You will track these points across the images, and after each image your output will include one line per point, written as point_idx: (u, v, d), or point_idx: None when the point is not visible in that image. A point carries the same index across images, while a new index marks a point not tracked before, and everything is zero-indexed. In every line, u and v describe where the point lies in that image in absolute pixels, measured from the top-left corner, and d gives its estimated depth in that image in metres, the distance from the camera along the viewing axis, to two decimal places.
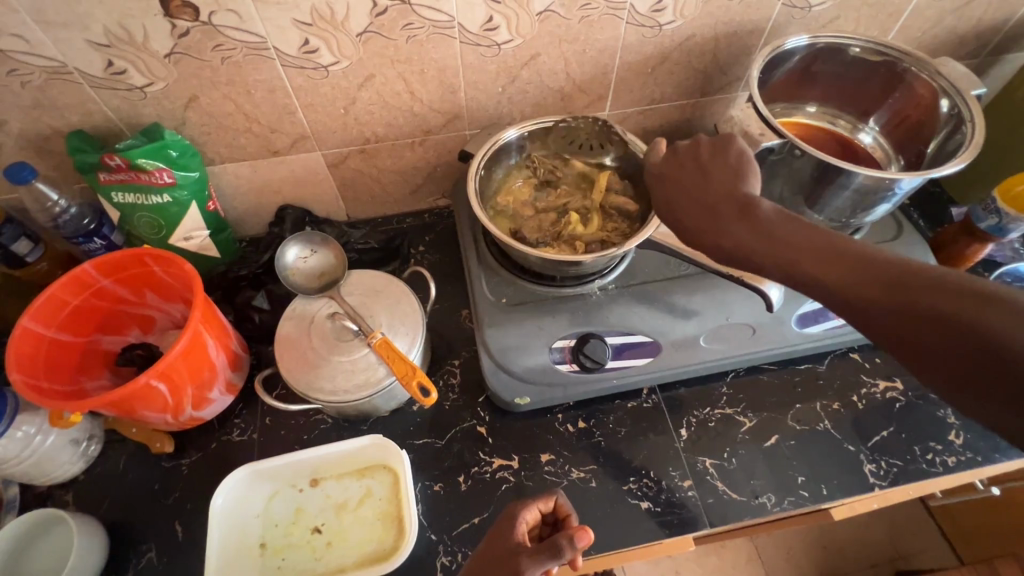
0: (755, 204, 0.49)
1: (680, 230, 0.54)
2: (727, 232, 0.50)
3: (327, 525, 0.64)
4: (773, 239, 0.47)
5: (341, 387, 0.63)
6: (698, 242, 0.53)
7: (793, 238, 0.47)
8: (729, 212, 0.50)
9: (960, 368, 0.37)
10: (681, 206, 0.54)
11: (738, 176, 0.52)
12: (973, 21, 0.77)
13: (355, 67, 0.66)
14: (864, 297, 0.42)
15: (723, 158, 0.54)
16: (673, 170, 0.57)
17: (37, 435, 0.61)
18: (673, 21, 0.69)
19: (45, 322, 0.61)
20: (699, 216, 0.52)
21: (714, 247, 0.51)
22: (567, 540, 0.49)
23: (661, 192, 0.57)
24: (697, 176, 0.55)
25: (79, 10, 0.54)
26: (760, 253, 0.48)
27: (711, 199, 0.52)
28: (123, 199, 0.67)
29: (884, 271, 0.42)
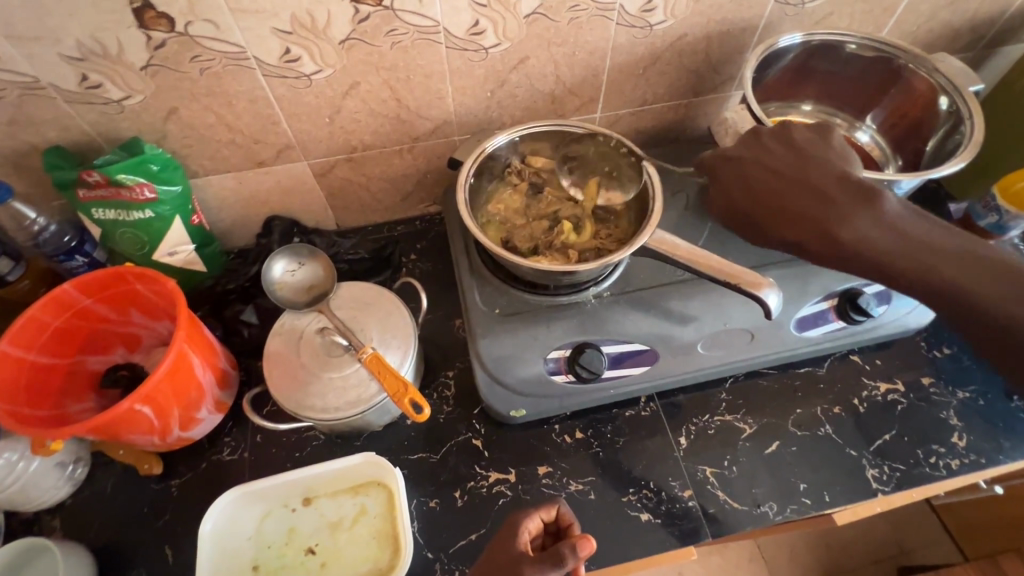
0: (880, 197, 0.56)
1: (785, 214, 0.59)
2: (855, 220, 0.56)
3: (321, 545, 0.63)
4: (903, 229, 0.55)
5: (332, 405, 0.62)
6: (801, 225, 0.58)
7: (914, 227, 0.55)
8: (851, 200, 0.56)
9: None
10: (794, 189, 0.59)
11: (843, 166, 0.59)
12: (969, 14, 0.76)
13: (339, 75, 0.64)
14: (990, 290, 0.52)
15: (827, 144, 0.62)
16: (772, 155, 0.61)
17: (20, 461, 0.59)
18: (664, 21, 0.68)
19: (25, 345, 0.60)
20: (809, 204, 0.58)
21: (837, 231, 0.56)
22: (569, 549, 0.49)
23: (737, 174, 0.61)
24: (797, 159, 0.60)
25: (50, 23, 0.52)
26: (884, 242, 0.55)
27: (814, 190, 0.58)
28: (104, 215, 0.65)
29: (971, 259, 0.54)
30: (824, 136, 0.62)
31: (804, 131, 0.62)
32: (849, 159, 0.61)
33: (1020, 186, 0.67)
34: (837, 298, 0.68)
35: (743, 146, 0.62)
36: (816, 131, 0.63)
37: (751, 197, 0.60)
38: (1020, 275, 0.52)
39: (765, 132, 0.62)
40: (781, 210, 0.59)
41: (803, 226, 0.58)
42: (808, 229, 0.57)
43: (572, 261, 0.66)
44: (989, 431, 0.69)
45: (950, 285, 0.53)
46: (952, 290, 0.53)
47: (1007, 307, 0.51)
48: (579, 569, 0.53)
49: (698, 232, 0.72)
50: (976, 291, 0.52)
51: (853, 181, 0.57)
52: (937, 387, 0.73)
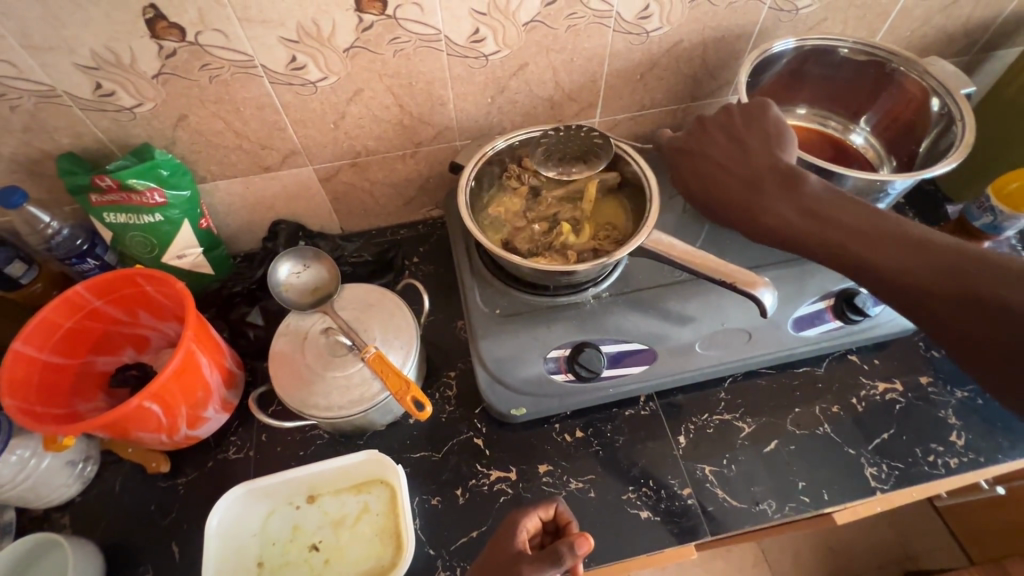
0: (799, 179, 0.58)
1: (720, 201, 0.63)
2: (773, 203, 0.59)
3: (324, 542, 0.64)
4: (818, 209, 0.56)
5: (336, 403, 0.63)
6: (733, 211, 0.62)
7: (830, 206, 0.56)
8: (773, 185, 0.59)
9: (963, 319, 0.47)
10: (727, 177, 0.62)
11: (775, 149, 0.61)
12: (962, 18, 0.77)
13: (343, 82, 0.66)
14: (895, 261, 0.51)
15: (762, 124, 0.63)
16: (714, 144, 0.64)
17: (32, 459, 0.61)
18: (660, 28, 0.69)
19: (38, 344, 0.62)
20: (739, 191, 0.61)
21: (759, 217, 0.59)
22: (567, 547, 0.50)
23: (686, 163, 0.66)
24: (733, 146, 0.63)
25: (67, 33, 0.54)
26: (799, 223, 0.57)
27: (743, 177, 0.61)
28: (115, 219, 0.67)
29: (886, 232, 0.53)
30: (763, 116, 0.63)
31: (745, 115, 0.64)
32: (783, 141, 0.62)
33: (1014, 186, 0.68)
34: (834, 298, 0.69)
35: (689, 140, 0.66)
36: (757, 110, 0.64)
37: (695, 185, 0.65)
38: (916, 243, 0.51)
39: (712, 125, 0.66)
40: (717, 197, 0.63)
41: (735, 213, 0.62)
42: (738, 214, 0.61)
43: (571, 261, 0.67)
44: (988, 430, 0.70)
45: (857, 260, 0.54)
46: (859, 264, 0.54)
47: (909, 277, 0.50)
48: (578, 567, 0.53)
49: (696, 234, 0.73)
50: (880, 263, 0.52)
51: (779, 166, 0.60)
52: (935, 386, 0.73)
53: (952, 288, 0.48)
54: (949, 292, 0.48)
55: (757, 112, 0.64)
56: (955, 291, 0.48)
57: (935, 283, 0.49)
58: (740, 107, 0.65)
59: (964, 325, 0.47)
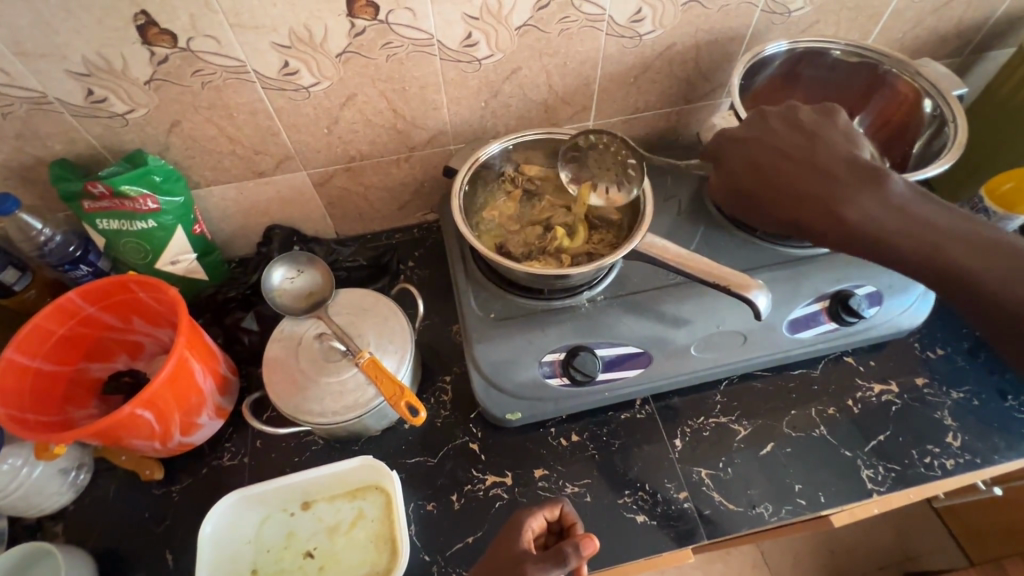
0: (883, 177, 0.57)
1: (794, 193, 0.60)
2: (858, 198, 0.57)
3: (319, 549, 0.63)
4: (907, 210, 0.55)
5: (330, 409, 0.63)
6: (810, 204, 0.59)
7: (919, 208, 0.55)
8: (854, 179, 0.58)
9: None
10: (796, 171, 0.60)
11: (850, 145, 0.60)
12: (953, 20, 0.77)
13: (336, 87, 0.66)
14: (993, 272, 0.52)
15: (832, 122, 0.63)
16: (778, 133, 0.62)
17: (24, 466, 0.61)
18: (653, 31, 0.69)
19: (30, 352, 0.61)
20: (816, 182, 0.59)
21: (839, 210, 0.57)
22: (572, 548, 0.49)
23: (748, 155, 0.63)
24: (804, 138, 0.61)
25: (58, 40, 0.54)
26: (888, 222, 0.55)
27: (814, 174, 0.59)
28: (108, 226, 0.67)
29: (981, 241, 0.53)
30: (831, 115, 0.63)
31: (811, 111, 0.64)
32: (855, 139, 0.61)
33: (1007, 187, 0.69)
34: (829, 300, 0.69)
35: (749, 128, 0.64)
36: (822, 112, 0.64)
37: (753, 177, 0.63)
38: (1014, 255, 0.52)
39: (771, 115, 0.64)
40: (783, 189, 0.60)
41: (810, 206, 0.59)
42: (810, 208, 0.59)
43: (565, 265, 0.67)
44: (984, 430, 0.70)
45: (953, 267, 0.53)
46: (955, 272, 0.53)
47: (1010, 291, 0.51)
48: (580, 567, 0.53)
49: (691, 237, 0.73)
50: (979, 274, 0.52)
51: (859, 161, 0.58)
52: (931, 387, 0.73)
53: None
54: None
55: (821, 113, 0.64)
56: None
57: None
58: (805, 107, 0.64)
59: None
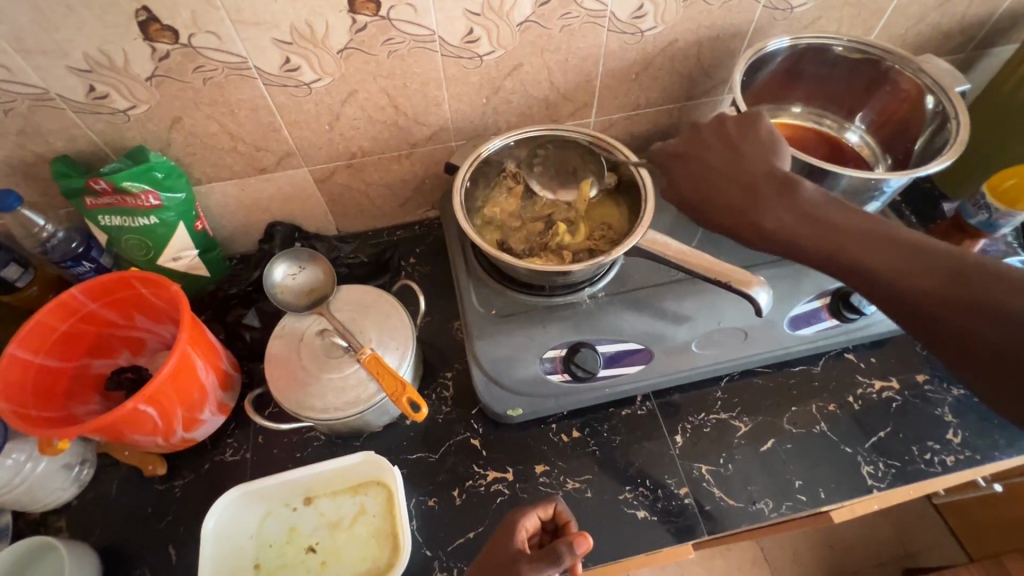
0: (797, 187, 0.56)
1: (715, 205, 0.59)
2: (773, 210, 0.56)
3: (321, 544, 0.64)
4: (818, 217, 0.54)
5: (332, 405, 0.63)
6: (728, 218, 0.58)
7: (829, 215, 0.54)
8: (771, 192, 0.56)
9: (979, 331, 0.44)
10: (719, 185, 0.59)
11: (770, 155, 0.59)
12: (956, 16, 0.77)
13: (337, 84, 0.66)
14: (907, 271, 0.49)
15: (757, 128, 0.61)
16: (708, 146, 0.61)
17: (27, 462, 0.61)
18: (655, 27, 0.69)
19: (33, 348, 0.62)
20: (735, 196, 0.58)
21: (756, 222, 0.56)
22: (566, 547, 0.49)
23: (680, 169, 0.62)
24: (726, 151, 0.60)
25: (59, 36, 0.54)
26: (801, 230, 0.54)
27: (735, 188, 0.58)
28: (110, 222, 0.67)
29: (897, 242, 0.50)
30: (757, 122, 0.61)
31: (737, 121, 0.62)
32: (777, 145, 0.59)
33: (1008, 184, 0.69)
34: (830, 296, 0.69)
35: (680, 145, 0.63)
36: (748, 121, 0.62)
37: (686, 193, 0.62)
38: (929, 252, 0.49)
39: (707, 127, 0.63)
40: (707, 203, 0.60)
41: (728, 218, 0.58)
42: (733, 222, 0.58)
43: (566, 262, 0.67)
44: (985, 427, 0.70)
45: (868, 271, 0.50)
46: (870, 276, 0.50)
47: (924, 288, 0.47)
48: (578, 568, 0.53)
49: (691, 234, 0.73)
50: (891, 275, 0.49)
51: (776, 173, 0.57)
52: (932, 384, 0.73)
53: (973, 301, 0.45)
54: (967, 305, 0.45)
55: (747, 122, 0.62)
56: (972, 304, 0.45)
57: (946, 293, 0.46)
58: (730, 116, 0.62)
59: (964, 333, 0.45)
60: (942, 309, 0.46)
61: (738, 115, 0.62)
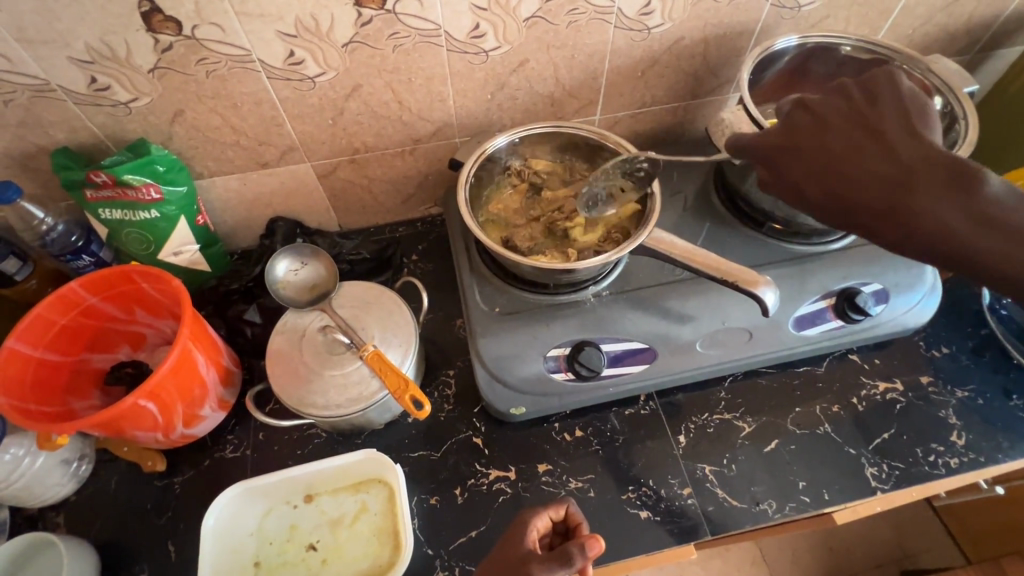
0: (975, 178, 0.46)
1: (864, 207, 0.49)
2: (947, 214, 0.46)
3: (322, 542, 0.63)
4: (999, 221, 0.46)
5: (334, 402, 0.62)
6: (886, 223, 0.48)
7: (1016, 218, 0.45)
8: (943, 187, 0.46)
9: None
10: (865, 177, 0.49)
11: (925, 134, 0.49)
12: (963, 17, 0.76)
13: (342, 78, 0.65)
14: None
15: (896, 99, 0.51)
16: (842, 126, 0.51)
17: (26, 457, 0.60)
18: (661, 24, 0.69)
19: (32, 342, 0.61)
20: (892, 194, 0.48)
21: (923, 233, 0.47)
22: (577, 549, 0.49)
23: (797, 159, 0.52)
24: (866, 136, 0.50)
25: (61, 27, 0.54)
26: (980, 240, 0.46)
27: (886, 183, 0.48)
28: (110, 216, 0.67)
29: None
30: (891, 92, 0.51)
31: (863, 92, 0.52)
32: (927, 119, 0.50)
33: (1017, 186, 0.70)
34: (835, 297, 0.69)
35: (796, 134, 0.53)
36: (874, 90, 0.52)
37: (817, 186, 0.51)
38: None
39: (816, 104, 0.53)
40: (850, 204, 0.49)
41: (880, 224, 0.49)
42: (886, 224, 0.48)
43: (571, 259, 0.67)
44: (988, 430, 0.70)
45: None
46: None
47: None
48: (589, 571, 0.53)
49: (696, 233, 0.73)
50: None
51: (944, 159, 0.47)
52: (936, 386, 0.73)
53: None
54: None
55: (868, 87, 0.52)
56: None
57: None
58: (854, 83, 0.53)
59: None
60: None
61: (861, 82, 0.53)
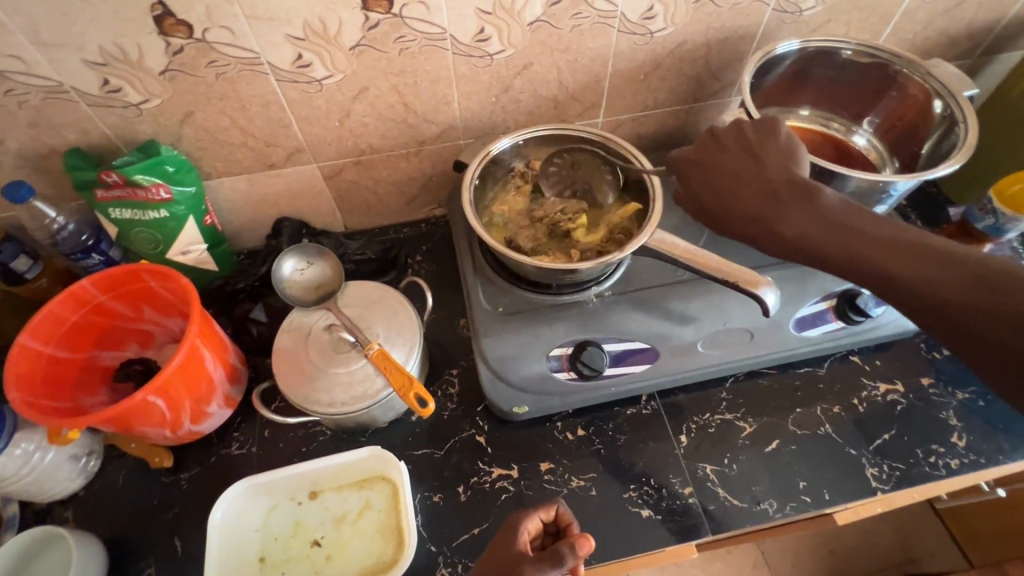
0: (818, 191, 0.55)
1: (735, 211, 0.58)
2: (791, 216, 0.55)
3: (326, 538, 0.64)
4: (837, 221, 0.53)
5: (339, 400, 0.63)
6: (749, 224, 0.58)
7: (856, 220, 0.52)
8: (792, 197, 0.55)
9: (991, 334, 0.42)
10: (741, 187, 0.58)
11: (792, 164, 0.58)
12: (964, 21, 0.77)
13: (348, 80, 0.66)
14: (925, 277, 0.47)
15: (775, 134, 0.60)
16: (739, 154, 0.60)
17: (36, 452, 0.61)
18: (664, 29, 0.70)
19: (43, 339, 0.62)
20: (757, 201, 0.57)
21: (774, 230, 0.56)
22: (567, 548, 0.50)
23: (699, 174, 0.62)
24: (747, 160, 0.59)
25: (75, 29, 0.55)
26: (818, 235, 0.53)
27: (748, 196, 0.58)
28: (121, 215, 0.68)
29: (923, 248, 0.49)
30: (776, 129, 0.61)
31: (757, 129, 0.61)
32: (795, 152, 0.59)
33: (1015, 189, 0.70)
34: (836, 298, 0.69)
35: (702, 154, 0.62)
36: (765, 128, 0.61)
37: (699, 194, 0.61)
38: (949, 261, 0.47)
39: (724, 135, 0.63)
40: (729, 209, 0.59)
41: (746, 224, 0.58)
42: (752, 228, 0.57)
43: (574, 260, 0.68)
44: (989, 431, 0.70)
45: (888, 274, 0.49)
46: (888, 278, 0.49)
47: (946, 293, 0.45)
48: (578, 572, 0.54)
49: (698, 235, 0.74)
50: (910, 278, 0.48)
51: (798, 181, 0.56)
52: (937, 387, 0.73)
53: (997, 307, 0.42)
54: (986, 309, 0.43)
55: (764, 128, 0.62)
56: (991, 309, 0.43)
57: (958, 296, 0.45)
58: (751, 121, 0.62)
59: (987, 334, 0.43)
60: (961, 310, 0.44)
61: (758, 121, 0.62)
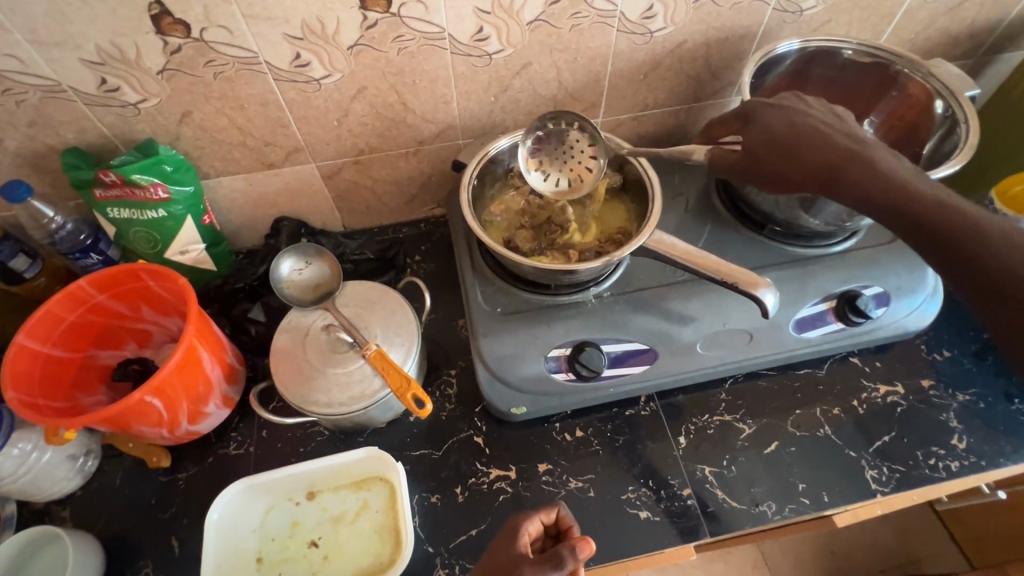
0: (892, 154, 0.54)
1: (804, 152, 0.56)
2: (868, 164, 0.53)
3: (323, 538, 0.64)
4: (911, 179, 0.52)
5: (336, 400, 0.63)
6: (816, 167, 0.55)
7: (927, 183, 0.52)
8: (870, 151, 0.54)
9: None
10: (806, 138, 0.56)
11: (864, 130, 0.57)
12: (966, 21, 0.77)
13: (347, 80, 0.66)
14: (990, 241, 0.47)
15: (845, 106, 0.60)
16: (808, 110, 0.58)
17: (33, 452, 0.61)
18: (664, 28, 0.69)
19: (41, 339, 0.62)
20: (830, 147, 0.55)
21: (843, 176, 0.54)
22: (568, 551, 0.49)
23: (766, 121, 0.58)
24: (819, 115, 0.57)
25: (73, 29, 0.55)
26: (890, 185, 0.52)
27: (812, 155, 0.55)
28: (119, 215, 0.67)
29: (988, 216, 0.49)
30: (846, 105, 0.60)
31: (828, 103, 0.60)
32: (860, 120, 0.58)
33: (1017, 189, 0.70)
34: (836, 300, 0.69)
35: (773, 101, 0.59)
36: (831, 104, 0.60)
37: (751, 147, 0.58)
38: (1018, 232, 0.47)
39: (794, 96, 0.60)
40: (796, 153, 0.56)
41: (813, 168, 0.55)
42: (819, 171, 0.55)
43: (572, 260, 0.67)
44: (990, 434, 0.69)
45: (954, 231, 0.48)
46: (951, 236, 0.48)
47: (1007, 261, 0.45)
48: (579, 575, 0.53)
49: (698, 235, 0.73)
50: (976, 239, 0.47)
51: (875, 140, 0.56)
52: (937, 389, 0.73)
53: None
54: None
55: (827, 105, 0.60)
56: None
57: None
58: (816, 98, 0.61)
59: None
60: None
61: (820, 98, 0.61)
